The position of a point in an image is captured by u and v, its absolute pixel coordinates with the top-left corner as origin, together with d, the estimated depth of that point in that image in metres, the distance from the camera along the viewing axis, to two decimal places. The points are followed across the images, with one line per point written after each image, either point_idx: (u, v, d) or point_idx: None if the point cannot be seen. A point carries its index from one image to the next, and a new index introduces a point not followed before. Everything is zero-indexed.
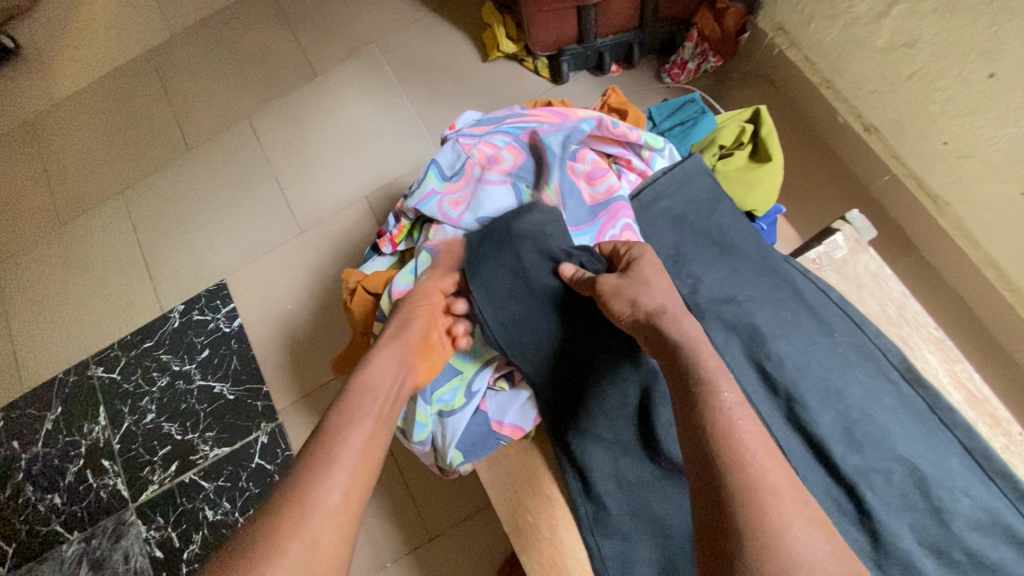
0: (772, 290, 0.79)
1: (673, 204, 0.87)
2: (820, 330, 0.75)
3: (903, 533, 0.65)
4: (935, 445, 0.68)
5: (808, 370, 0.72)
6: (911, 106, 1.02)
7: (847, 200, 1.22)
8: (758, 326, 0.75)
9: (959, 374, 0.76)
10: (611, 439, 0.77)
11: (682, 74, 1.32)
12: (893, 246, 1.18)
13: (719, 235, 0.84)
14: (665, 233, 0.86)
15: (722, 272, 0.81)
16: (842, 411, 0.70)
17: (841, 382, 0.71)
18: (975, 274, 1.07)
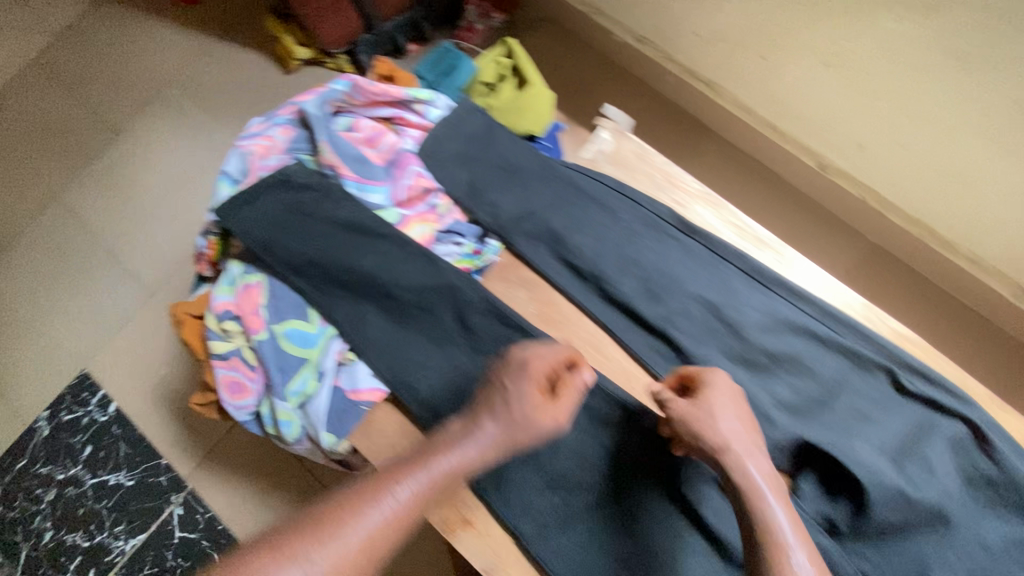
0: (559, 189, 0.75)
1: (456, 144, 0.76)
2: (606, 214, 0.73)
3: (713, 357, 0.67)
4: (720, 277, 0.70)
5: (604, 251, 0.72)
6: (660, 10, 1.11)
7: (649, 109, 1.30)
8: (553, 227, 0.73)
9: (724, 215, 0.75)
10: (449, 367, 0.70)
11: (474, 36, 1.34)
12: (698, 137, 1.28)
13: (506, 160, 0.76)
14: (456, 172, 0.75)
15: (515, 190, 0.75)
16: (641, 274, 0.71)
17: (633, 250, 0.72)
18: (763, 139, 1.18)
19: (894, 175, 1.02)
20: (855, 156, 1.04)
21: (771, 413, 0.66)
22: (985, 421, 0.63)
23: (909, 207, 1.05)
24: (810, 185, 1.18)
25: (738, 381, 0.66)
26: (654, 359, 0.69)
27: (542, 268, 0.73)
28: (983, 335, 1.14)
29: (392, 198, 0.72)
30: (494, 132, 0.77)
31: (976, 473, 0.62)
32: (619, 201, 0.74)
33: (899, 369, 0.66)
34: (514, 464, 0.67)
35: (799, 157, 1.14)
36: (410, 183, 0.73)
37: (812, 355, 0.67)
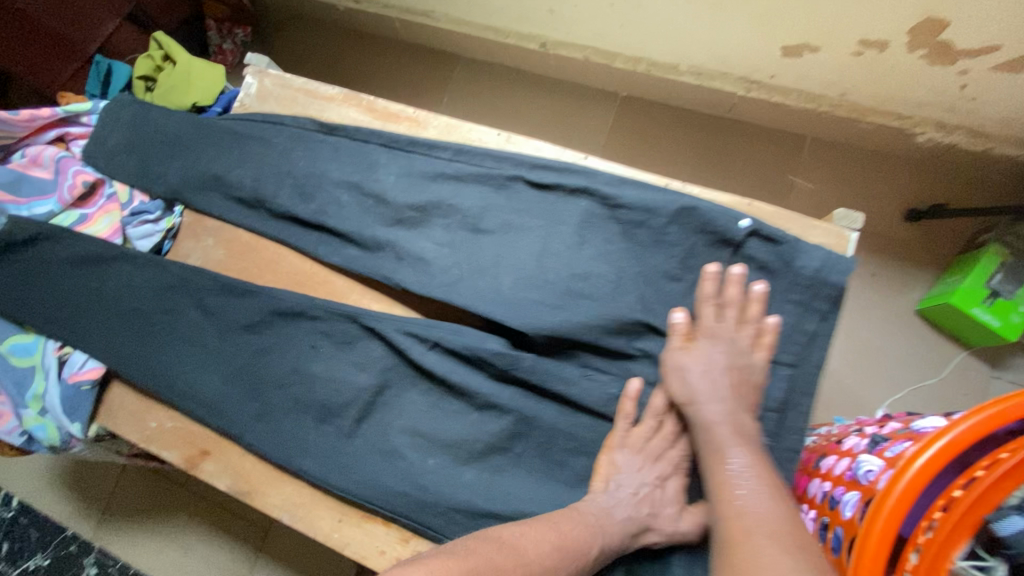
0: (213, 137, 0.79)
1: (118, 136, 0.81)
2: (256, 142, 0.77)
3: (370, 228, 0.71)
4: (365, 158, 0.74)
5: (262, 175, 0.76)
6: None
7: (398, 56, 1.36)
8: (216, 173, 0.77)
9: (366, 105, 0.80)
10: (149, 331, 0.73)
11: (227, 57, 1.43)
12: (448, 65, 1.33)
13: (165, 131, 0.80)
14: (127, 161, 0.81)
15: (179, 156, 0.80)
16: (294, 182, 0.74)
17: (282, 165, 0.75)
18: (492, 44, 1.24)
19: (591, 25, 1.08)
20: (555, 22, 1.10)
21: (442, 259, 0.69)
22: (606, 182, 0.66)
23: (622, 48, 1.11)
24: (550, 67, 1.24)
25: (394, 241, 0.70)
26: (328, 252, 0.73)
27: (219, 214, 0.77)
28: (750, 139, 1.18)
29: (61, 201, 0.79)
30: (149, 113, 0.81)
31: (623, 225, 0.65)
32: (264, 127, 0.77)
33: (530, 170, 0.68)
34: (223, 392, 0.69)
35: (525, 45, 1.20)
36: (72, 182, 0.80)
37: (461, 193, 0.69)
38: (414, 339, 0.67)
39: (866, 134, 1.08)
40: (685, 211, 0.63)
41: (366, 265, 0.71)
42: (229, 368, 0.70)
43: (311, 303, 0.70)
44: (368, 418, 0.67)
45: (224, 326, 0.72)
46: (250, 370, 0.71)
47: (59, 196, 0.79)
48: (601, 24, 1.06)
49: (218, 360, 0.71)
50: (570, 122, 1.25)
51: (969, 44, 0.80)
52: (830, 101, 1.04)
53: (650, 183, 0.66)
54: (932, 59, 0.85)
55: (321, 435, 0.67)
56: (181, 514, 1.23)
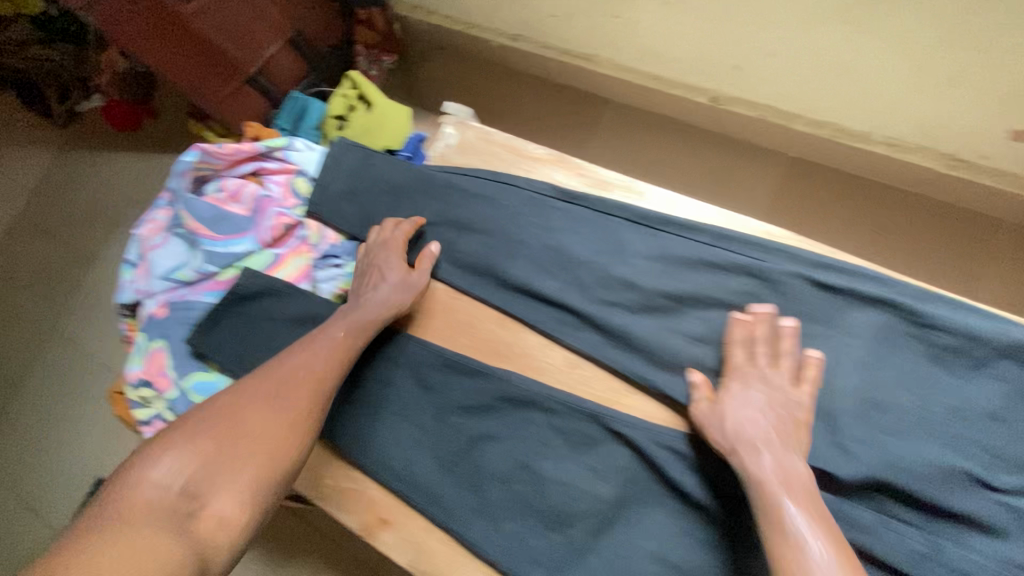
0: (441, 197, 0.77)
1: (339, 184, 0.80)
2: (485, 205, 0.75)
3: (615, 313, 0.66)
4: (607, 234, 0.69)
5: (493, 241, 0.73)
6: (517, 4, 1.17)
7: (546, 96, 1.33)
8: (443, 234, 0.76)
9: (587, 172, 0.76)
10: (376, 400, 0.71)
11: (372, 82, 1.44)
12: (597, 109, 1.29)
13: (388, 183, 0.79)
14: (347, 210, 0.80)
15: (402, 211, 0.79)
16: (529, 252, 0.71)
17: (518, 233, 0.72)
18: (651, 91, 1.20)
19: (780, 85, 1.01)
20: (739, 78, 1.04)
21: (701, 358, 0.63)
22: (909, 295, 0.60)
23: (809, 111, 1.04)
24: (714, 122, 1.17)
25: (642, 331, 0.65)
26: (560, 329, 0.68)
27: (440, 275, 0.75)
28: (935, 218, 1.08)
29: (258, 242, 0.78)
30: (371, 160, 0.80)
31: (925, 347, 0.59)
32: (495, 190, 0.75)
33: (812, 270, 0.62)
34: (454, 481, 0.67)
35: (692, 97, 1.14)
36: (272, 224, 0.79)
37: (725, 287, 0.65)
38: (673, 455, 0.61)
39: None
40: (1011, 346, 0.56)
41: (608, 352, 0.65)
42: (446, 452, 0.68)
43: (555, 396, 0.65)
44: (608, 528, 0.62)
45: (458, 403, 0.69)
46: (468, 457, 0.67)
47: (256, 237, 0.78)
48: (789, 85, 1.00)
49: (449, 442, 0.68)
50: (728, 179, 1.18)
51: None
52: None
53: (958, 300, 0.59)
54: None
55: (551, 545, 0.62)
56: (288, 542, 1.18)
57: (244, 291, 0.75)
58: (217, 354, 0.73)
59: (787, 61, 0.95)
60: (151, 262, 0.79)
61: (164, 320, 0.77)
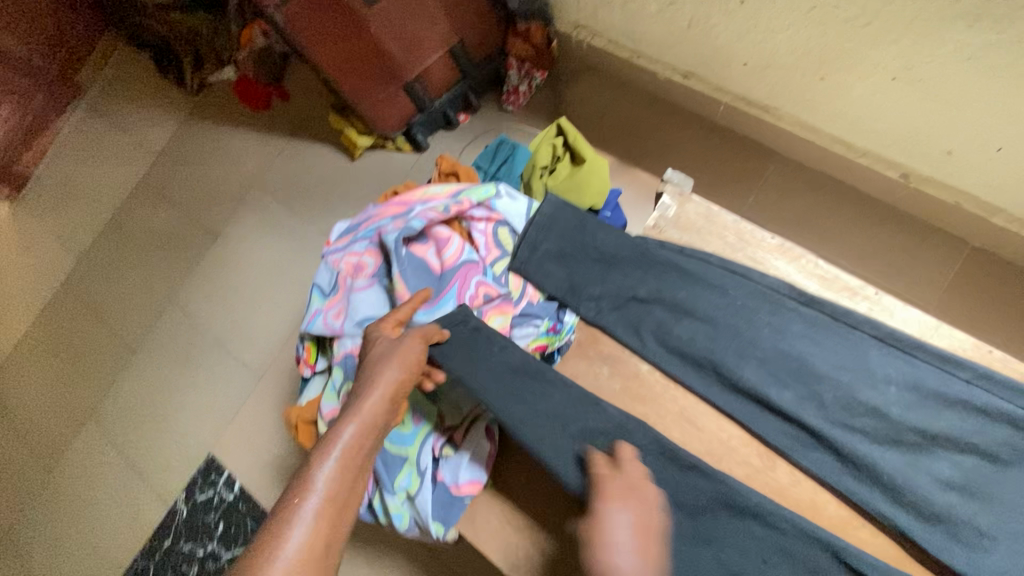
0: (659, 276, 0.74)
1: (550, 245, 0.78)
2: (712, 294, 0.72)
3: (854, 440, 0.64)
4: (852, 350, 0.66)
5: (720, 336, 0.70)
6: (701, 45, 1.11)
7: (705, 138, 1.27)
8: (660, 316, 0.73)
9: (814, 269, 0.72)
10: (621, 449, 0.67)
11: (519, 97, 1.40)
12: (761, 160, 1.22)
13: (601, 251, 0.77)
14: (556, 273, 0.78)
15: (614, 283, 0.76)
16: (762, 357, 0.68)
17: (750, 332, 0.69)
18: (829, 154, 1.13)
19: (998, 178, 0.94)
20: (945, 163, 0.98)
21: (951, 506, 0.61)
22: None
23: (1016, 208, 0.97)
24: (896, 196, 1.11)
25: (886, 466, 0.63)
26: (790, 445, 0.67)
27: (654, 360, 0.73)
28: None
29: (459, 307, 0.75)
30: (586, 224, 0.77)
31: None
32: (725, 280, 0.72)
33: None
34: None
35: (880, 169, 1.08)
36: (473, 290, 0.76)
37: (988, 434, 0.61)
38: None
39: None
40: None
41: (840, 476, 0.65)
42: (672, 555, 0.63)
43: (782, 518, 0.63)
44: None
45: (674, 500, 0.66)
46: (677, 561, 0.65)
47: (459, 301, 0.75)
48: (1007, 180, 0.93)
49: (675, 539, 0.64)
50: (902, 259, 1.12)
51: None
52: None
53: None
54: None
55: None
56: (398, 553, 1.17)
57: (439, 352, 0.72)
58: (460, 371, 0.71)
59: (1016, 159, 0.88)
60: (351, 303, 0.78)
61: None
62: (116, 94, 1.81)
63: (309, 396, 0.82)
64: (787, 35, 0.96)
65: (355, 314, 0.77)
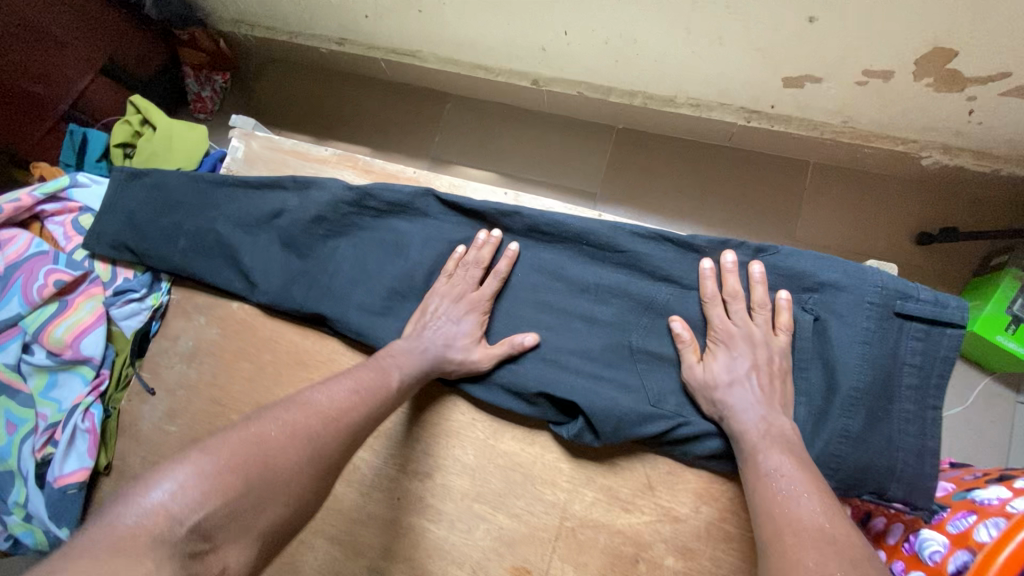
0: (222, 204, 0.74)
1: (128, 205, 0.76)
2: (270, 204, 0.72)
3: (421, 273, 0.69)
4: (405, 206, 0.71)
5: (289, 236, 0.71)
6: (327, 8, 1.15)
7: (385, 98, 1.32)
8: (223, 238, 0.72)
9: (359, 163, 0.76)
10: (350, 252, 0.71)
11: (207, 103, 1.39)
12: (436, 104, 1.29)
13: (177, 198, 0.76)
14: (123, 229, 0.75)
15: (187, 220, 0.74)
16: (320, 224, 0.71)
17: (316, 211, 0.71)
18: (477, 80, 1.21)
19: (587, 60, 1.05)
20: (549, 59, 1.07)
21: (510, 306, 0.68)
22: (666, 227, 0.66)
23: (619, 83, 1.08)
24: (544, 104, 1.21)
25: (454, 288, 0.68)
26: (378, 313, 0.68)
27: (233, 276, 0.72)
28: (753, 169, 1.15)
29: (28, 301, 0.72)
30: (161, 180, 0.77)
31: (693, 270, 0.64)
32: (283, 179, 0.73)
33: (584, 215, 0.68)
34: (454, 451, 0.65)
35: (516, 82, 1.17)
36: (41, 282, 0.72)
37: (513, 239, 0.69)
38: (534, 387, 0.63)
39: (876, 159, 1.05)
40: (763, 245, 0.66)
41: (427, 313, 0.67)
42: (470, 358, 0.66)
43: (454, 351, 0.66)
44: (429, 508, 0.64)
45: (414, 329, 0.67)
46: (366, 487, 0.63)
47: (25, 294, 0.72)
48: (594, 60, 1.04)
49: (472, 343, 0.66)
50: (566, 157, 1.21)
51: (978, 72, 0.80)
52: (833, 129, 1.02)
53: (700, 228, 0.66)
54: (940, 86, 0.85)
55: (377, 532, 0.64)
56: None
57: (135, 234, 0.75)
58: (140, 239, 0.74)
59: (581, 37, 0.99)
60: None
61: None
62: None
63: None
64: None
65: None
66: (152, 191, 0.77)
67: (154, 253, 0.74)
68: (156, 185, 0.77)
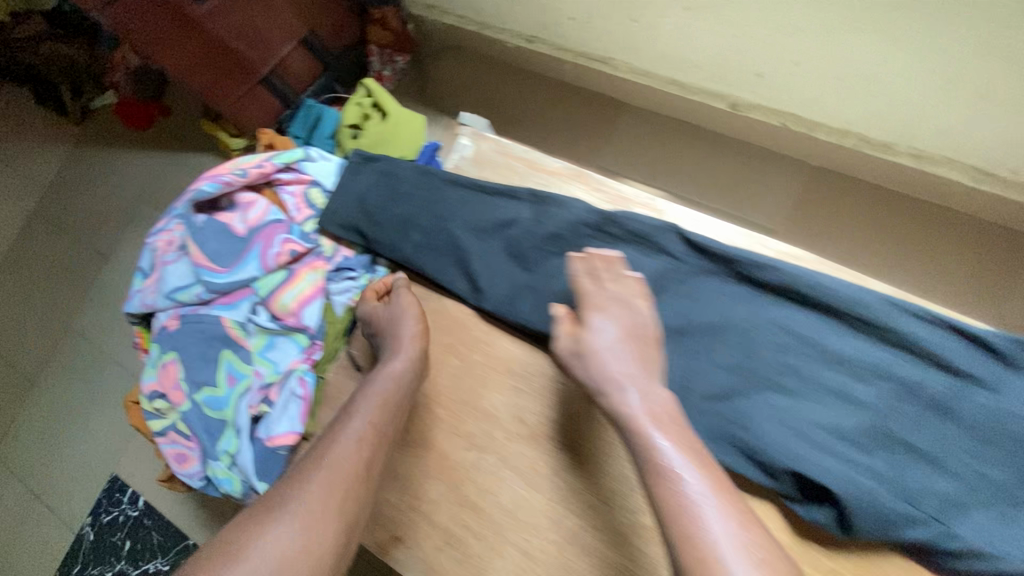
0: (458, 205, 0.75)
1: (358, 190, 0.79)
2: (509, 215, 0.73)
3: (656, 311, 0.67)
4: (648, 238, 0.68)
5: (524, 250, 0.72)
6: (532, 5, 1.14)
7: (562, 100, 1.31)
8: (457, 239, 0.73)
9: (592, 182, 0.76)
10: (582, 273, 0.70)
11: (384, 83, 1.43)
12: (612, 113, 1.26)
13: (405, 190, 0.77)
14: (353, 214, 0.78)
15: (417, 215, 0.76)
16: (555, 240, 0.71)
17: (554, 228, 0.71)
18: (666, 95, 1.16)
19: (805, 93, 0.98)
20: (761, 86, 1.02)
21: (745, 363, 0.63)
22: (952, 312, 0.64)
23: (834, 121, 1.00)
24: (733, 129, 1.15)
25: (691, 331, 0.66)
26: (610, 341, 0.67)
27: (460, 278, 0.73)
28: (958, 233, 1.05)
29: (263, 265, 0.76)
30: (391, 169, 0.79)
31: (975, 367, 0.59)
32: (522, 192, 0.73)
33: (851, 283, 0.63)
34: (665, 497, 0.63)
35: (712, 103, 1.12)
36: (277, 249, 0.76)
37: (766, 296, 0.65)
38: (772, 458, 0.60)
39: None
40: None
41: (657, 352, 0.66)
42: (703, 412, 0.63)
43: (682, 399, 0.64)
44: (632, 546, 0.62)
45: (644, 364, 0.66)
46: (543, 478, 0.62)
47: (262, 259, 0.76)
48: (813, 95, 0.97)
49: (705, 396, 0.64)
50: (745, 188, 1.16)
51: None
52: None
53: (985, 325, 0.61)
54: None
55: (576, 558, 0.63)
56: None
57: (365, 220, 0.78)
58: (369, 226, 0.77)
59: (812, 69, 0.92)
60: (161, 278, 0.78)
61: (175, 336, 0.76)
62: None
63: None
64: None
65: (163, 287, 0.77)
66: (379, 178, 0.79)
67: (381, 241, 0.77)
68: (383, 174, 0.79)
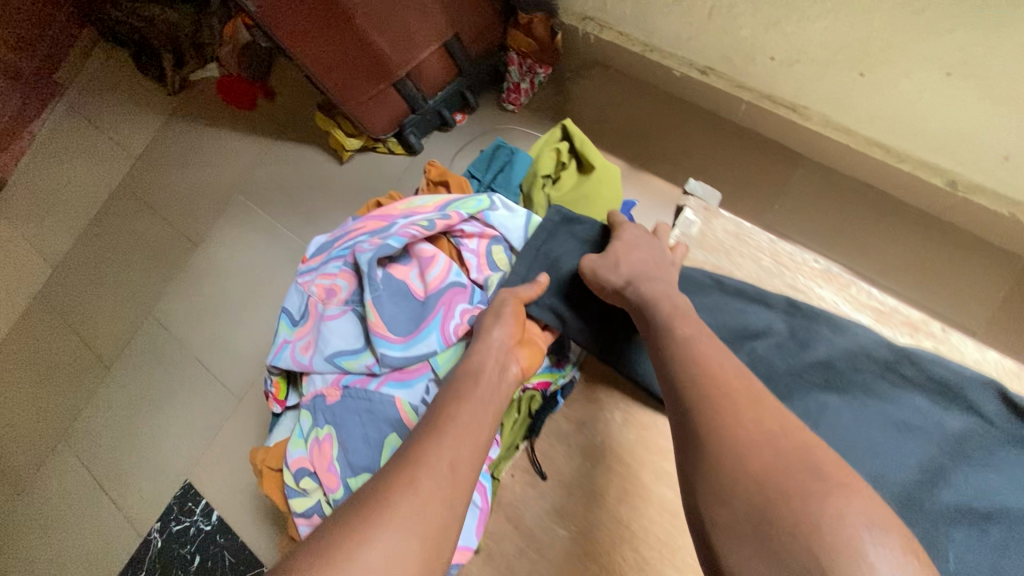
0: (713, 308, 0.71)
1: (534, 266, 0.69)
2: (775, 328, 0.69)
3: (955, 470, 0.61)
4: (954, 392, 0.63)
5: (793, 372, 0.66)
6: (724, 36, 0.98)
7: (724, 143, 1.16)
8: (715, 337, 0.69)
9: (858, 296, 0.71)
10: (866, 404, 0.64)
11: (520, 96, 1.29)
12: (786, 166, 1.11)
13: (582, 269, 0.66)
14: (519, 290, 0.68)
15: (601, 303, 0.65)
16: (833, 367, 0.66)
17: (830, 351, 0.66)
18: (864, 158, 1.01)
19: None
20: (1003, 170, 0.86)
21: None
22: None
23: None
24: (940, 206, 0.99)
25: (1000, 506, 0.58)
26: (903, 496, 0.60)
27: None
28: None
29: (444, 337, 0.64)
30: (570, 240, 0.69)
31: None
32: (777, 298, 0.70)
33: None
34: None
35: (924, 176, 0.96)
36: (464, 322, 0.65)
37: None
38: None
39: None
40: None
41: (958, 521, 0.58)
42: None
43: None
44: None
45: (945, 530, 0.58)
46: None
47: (444, 329, 0.64)
48: None
49: None
50: (943, 274, 1.00)
51: None
52: None
53: None
54: None
55: None
56: None
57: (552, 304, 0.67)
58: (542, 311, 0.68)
59: None
60: (320, 335, 0.67)
61: (333, 409, 0.65)
62: (94, 91, 1.67)
63: (278, 438, 0.73)
64: (829, 23, 0.83)
65: (324, 347, 0.67)
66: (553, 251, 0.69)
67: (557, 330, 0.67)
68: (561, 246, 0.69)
